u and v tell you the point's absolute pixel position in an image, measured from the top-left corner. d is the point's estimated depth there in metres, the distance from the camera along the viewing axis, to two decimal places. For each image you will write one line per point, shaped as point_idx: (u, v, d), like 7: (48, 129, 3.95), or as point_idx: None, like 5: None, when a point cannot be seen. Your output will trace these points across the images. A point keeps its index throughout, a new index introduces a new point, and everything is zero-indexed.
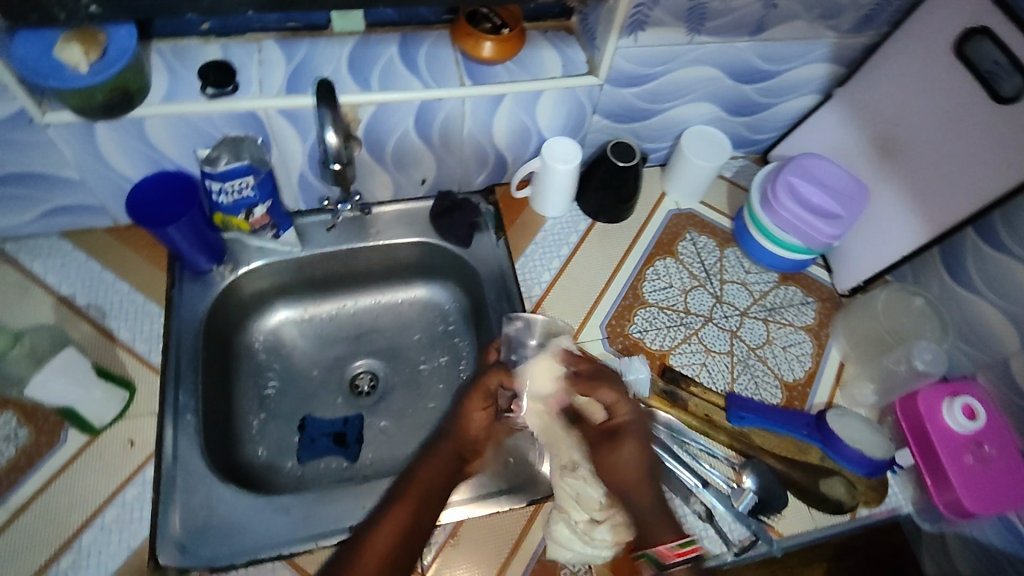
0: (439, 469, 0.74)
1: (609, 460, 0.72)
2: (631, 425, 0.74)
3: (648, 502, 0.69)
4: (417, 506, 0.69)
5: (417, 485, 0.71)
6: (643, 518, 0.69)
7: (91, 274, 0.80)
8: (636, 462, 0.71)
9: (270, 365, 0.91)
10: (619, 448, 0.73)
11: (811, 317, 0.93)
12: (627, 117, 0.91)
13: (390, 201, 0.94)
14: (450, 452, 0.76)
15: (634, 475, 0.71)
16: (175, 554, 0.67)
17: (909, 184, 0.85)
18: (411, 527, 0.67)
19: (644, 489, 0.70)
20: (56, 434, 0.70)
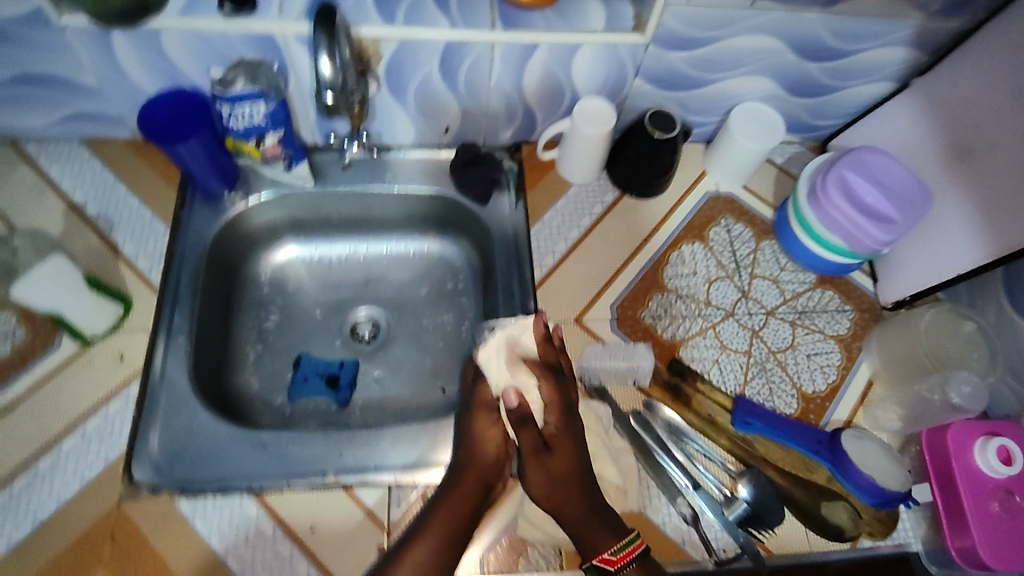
0: (462, 502, 0.65)
1: (536, 466, 0.66)
2: (560, 430, 0.67)
3: (581, 507, 0.65)
4: (439, 546, 0.62)
5: (439, 520, 0.64)
6: (576, 527, 0.64)
7: (104, 184, 0.80)
8: (569, 465, 0.66)
9: (274, 299, 0.91)
10: (556, 454, 0.66)
11: (845, 326, 0.85)
12: (674, 84, 0.84)
13: (412, 147, 0.90)
14: (470, 488, 0.66)
15: (564, 479, 0.66)
16: (150, 472, 0.67)
17: (974, 198, 0.76)
18: (435, 573, 0.60)
19: (575, 497, 0.65)
20: (51, 338, 0.72)
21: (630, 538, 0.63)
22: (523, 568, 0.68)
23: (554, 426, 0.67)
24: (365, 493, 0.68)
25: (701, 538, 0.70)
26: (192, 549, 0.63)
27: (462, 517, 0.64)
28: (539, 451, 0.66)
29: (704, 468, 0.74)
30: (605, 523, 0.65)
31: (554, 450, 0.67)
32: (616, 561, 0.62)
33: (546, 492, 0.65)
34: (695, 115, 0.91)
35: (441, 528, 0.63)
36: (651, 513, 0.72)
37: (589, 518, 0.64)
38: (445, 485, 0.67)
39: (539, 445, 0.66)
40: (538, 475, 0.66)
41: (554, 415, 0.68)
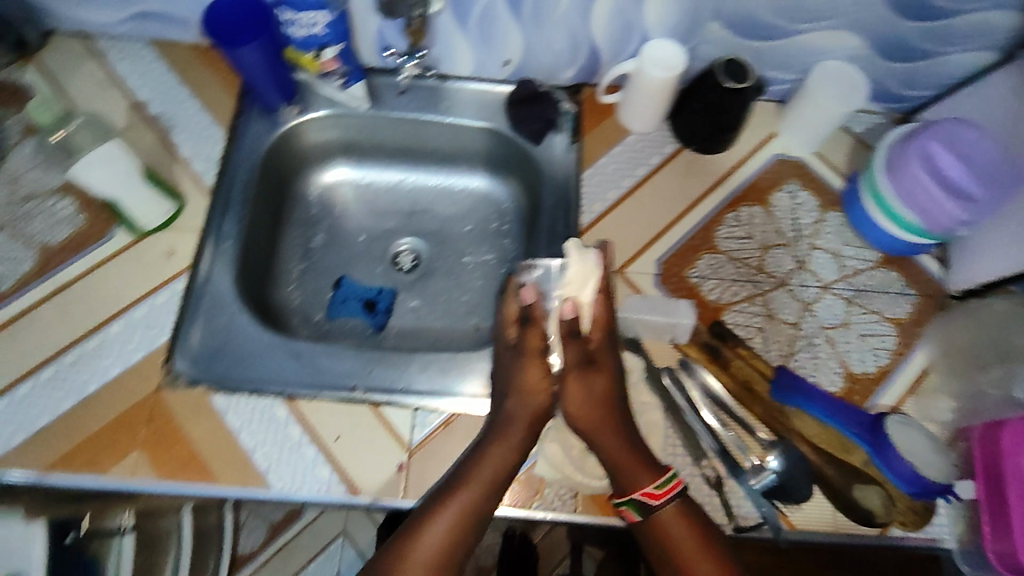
0: (509, 456, 0.64)
1: (577, 386, 0.67)
2: (602, 346, 0.68)
3: (617, 440, 0.66)
4: (480, 494, 0.62)
5: (485, 465, 0.64)
6: (614, 459, 0.65)
7: (168, 86, 0.82)
8: (609, 387, 0.67)
9: (320, 219, 0.91)
10: (596, 371, 0.67)
11: (905, 311, 0.80)
12: (753, 33, 0.80)
13: (470, 79, 0.88)
14: (518, 442, 0.65)
15: (602, 401, 0.67)
16: (189, 364, 0.70)
17: None
18: (472, 523, 0.61)
19: (611, 422, 0.66)
20: (107, 227, 0.74)
21: (668, 477, 0.64)
22: (537, 506, 0.68)
23: (598, 344, 0.68)
24: (390, 411, 0.69)
25: (723, 502, 0.68)
26: (222, 441, 0.66)
27: (504, 471, 0.64)
28: (583, 367, 0.67)
29: (734, 433, 0.72)
30: (640, 458, 0.66)
31: (597, 368, 0.68)
32: (659, 495, 0.63)
33: (585, 414, 0.66)
34: (771, 70, 0.85)
35: (484, 478, 0.63)
36: (673, 472, 0.70)
37: (625, 451, 0.65)
38: (495, 433, 0.66)
39: (583, 361, 0.67)
40: (578, 394, 0.66)
41: (598, 331, 0.68)
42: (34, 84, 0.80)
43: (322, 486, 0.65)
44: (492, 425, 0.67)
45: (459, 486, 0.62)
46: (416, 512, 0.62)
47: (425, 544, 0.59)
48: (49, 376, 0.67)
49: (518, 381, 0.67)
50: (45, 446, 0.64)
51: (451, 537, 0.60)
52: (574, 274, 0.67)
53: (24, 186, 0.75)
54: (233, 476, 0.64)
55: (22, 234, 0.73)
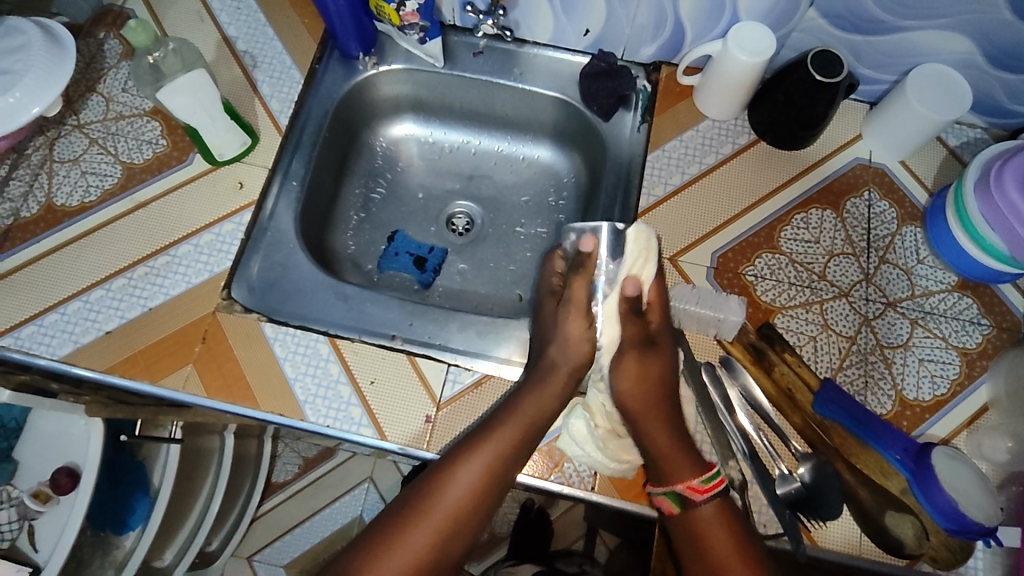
0: (545, 404, 0.66)
1: (634, 364, 0.69)
2: (662, 330, 0.71)
3: (665, 428, 0.67)
4: (519, 435, 0.64)
5: (525, 408, 0.65)
6: (665, 449, 0.66)
7: (256, 24, 0.85)
8: (664, 371, 0.69)
9: (383, 172, 0.93)
10: (654, 354, 0.69)
11: (973, 341, 0.75)
12: (853, 25, 0.75)
13: (546, 46, 0.87)
14: (554, 393, 0.67)
15: (657, 385, 0.68)
16: (245, 293, 0.73)
17: None
18: (504, 467, 0.63)
19: (661, 410, 0.68)
20: (186, 153, 0.78)
21: (713, 474, 0.65)
22: (555, 478, 0.68)
23: (657, 329, 0.71)
24: (425, 362, 0.71)
25: (743, 506, 0.67)
26: (267, 369, 0.69)
27: (544, 414, 0.66)
28: (641, 347, 0.69)
29: (766, 438, 0.70)
30: (688, 451, 0.67)
31: (655, 350, 0.69)
32: (703, 490, 0.64)
33: (636, 396, 0.68)
34: (866, 68, 0.81)
35: (518, 425, 0.64)
36: None
37: (671, 441, 0.67)
38: (532, 381, 0.67)
39: (642, 342, 0.69)
40: (631, 374, 0.68)
41: (659, 317, 0.71)
42: (134, 10, 0.84)
43: (353, 426, 0.67)
44: (529, 376, 0.68)
45: (493, 429, 0.64)
46: (450, 452, 0.64)
47: (457, 484, 0.62)
48: (120, 285, 0.72)
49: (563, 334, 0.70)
50: (108, 349, 0.69)
51: (483, 479, 0.62)
52: (637, 252, 0.70)
53: (116, 106, 0.80)
54: (273, 404, 0.68)
55: (110, 151, 0.78)
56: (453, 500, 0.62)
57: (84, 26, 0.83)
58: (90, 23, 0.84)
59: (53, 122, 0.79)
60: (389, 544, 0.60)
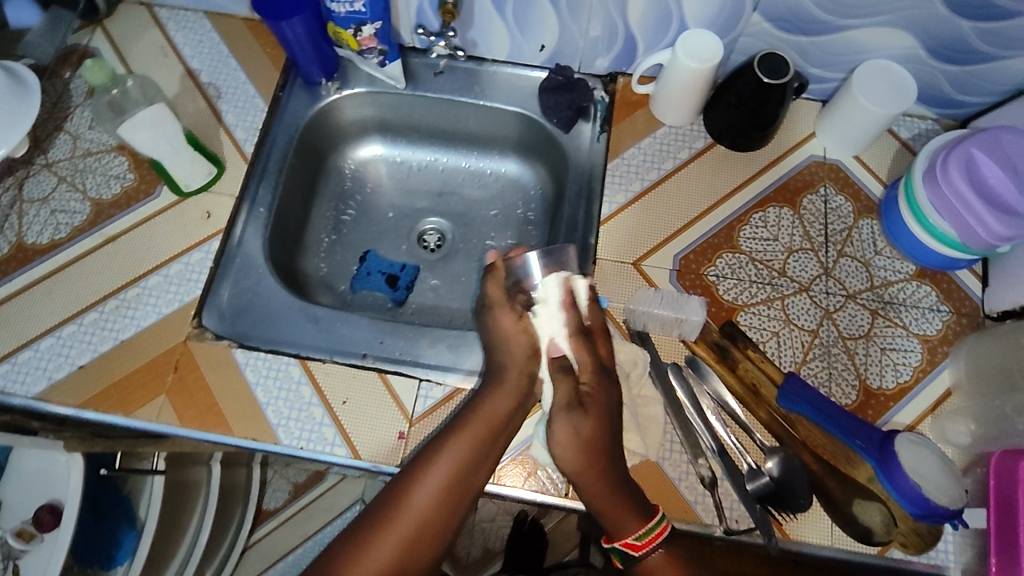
0: (504, 403, 0.68)
1: (566, 427, 0.64)
2: (595, 391, 0.66)
3: (605, 484, 0.64)
4: (480, 438, 0.65)
5: (481, 414, 0.67)
6: (605, 503, 0.64)
7: (219, 56, 0.87)
8: (599, 430, 0.65)
9: (353, 194, 0.95)
10: (585, 413, 0.65)
11: (934, 328, 0.77)
12: (797, 27, 0.77)
13: (505, 63, 0.89)
14: (512, 389, 0.68)
15: (592, 443, 0.64)
16: (216, 320, 0.75)
17: None
18: (471, 472, 0.64)
19: (600, 466, 0.64)
20: (153, 186, 0.80)
21: (654, 525, 0.64)
22: (530, 487, 0.69)
23: (590, 385, 0.66)
24: (397, 380, 0.72)
25: (715, 504, 0.69)
26: (239, 394, 0.70)
27: (504, 416, 0.67)
28: (571, 408, 0.65)
29: (735, 437, 0.72)
30: (631, 504, 0.64)
31: (584, 409, 0.65)
32: (641, 546, 0.64)
33: (571, 457, 0.64)
34: (815, 68, 0.82)
35: (481, 426, 0.66)
36: (669, 468, 0.70)
37: (614, 495, 0.64)
38: (488, 385, 0.70)
39: (573, 404, 0.65)
40: (565, 434, 0.64)
41: (588, 372, 0.67)
42: (99, 48, 0.86)
43: (326, 447, 0.68)
44: (487, 379, 0.70)
45: (455, 433, 0.66)
46: (415, 460, 0.65)
47: (424, 491, 0.63)
48: (92, 319, 0.73)
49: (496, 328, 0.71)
50: (81, 385, 0.70)
51: (450, 484, 0.63)
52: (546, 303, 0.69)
53: (83, 143, 0.82)
54: (246, 429, 0.69)
55: (79, 188, 0.79)
56: (419, 509, 0.62)
57: (49, 66, 0.85)
58: (55, 63, 0.85)
59: (21, 162, 0.80)
60: (353, 563, 0.60)
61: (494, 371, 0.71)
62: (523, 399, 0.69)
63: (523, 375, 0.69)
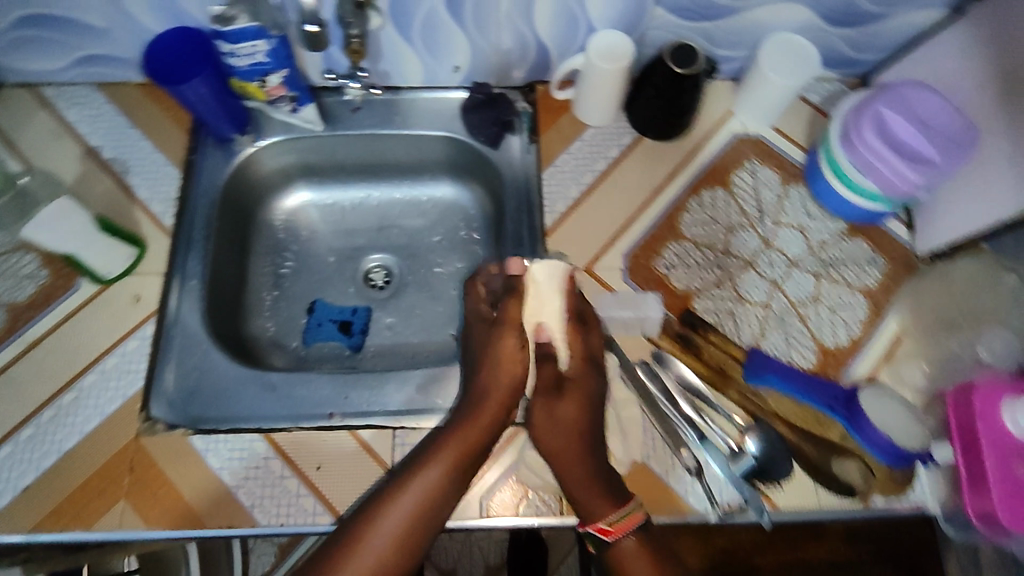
0: (481, 428, 0.66)
1: (542, 408, 0.69)
2: (578, 378, 0.69)
3: (581, 468, 0.66)
4: (456, 465, 0.64)
5: (459, 439, 0.66)
6: (578, 489, 0.65)
7: (119, 127, 0.82)
8: (576, 414, 0.68)
9: (288, 245, 0.91)
10: (563, 399, 0.69)
11: (874, 278, 0.80)
12: (699, 13, 0.78)
13: (422, 88, 0.87)
14: (490, 413, 0.67)
15: (572, 429, 0.68)
16: (166, 408, 0.71)
17: (1008, 146, 0.68)
18: (442, 496, 0.63)
19: (580, 453, 0.67)
20: (71, 279, 0.74)
21: (627, 511, 0.64)
22: (524, 512, 0.69)
23: (574, 372, 0.70)
24: (370, 436, 0.70)
25: (705, 490, 0.70)
26: (205, 482, 0.67)
27: (480, 441, 0.66)
28: (550, 393, 0.69)
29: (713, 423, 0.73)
30: (605, 490, 0.65)
31: (565, 396, 0.69)
32: (613, 531, 0.63)
33: (551, 441, 0.68)
34: (723, 49, 0.84)
35: (456, 454, 0.65)
36: (654, 464, 0.72)
37: (589, 483, 0.65)
38: (465, 409, 0.68)
39: (552, 386, 0.69)
40: (542, 417, 0.69)
41: (576, 360, 0.70)
42: None
43: (307, 517, 0.66)
44: (462, 406, 0.69)
45: (429, 459, 0.64)
46: (381, 489, 0.64)
47: (390, 517, 0.61)
48: (28, 436, 0.67)
49: (491, 348, 0.70)
50: (32, 506, 0.65)
51: (419, 512, 0.62)
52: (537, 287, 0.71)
53: None
54: (218, 516, 0.65)
55: None
56: (385, 538, 0.61)
57: None
58: None
59: None
60: None
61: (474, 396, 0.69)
62: (499, 425, 0.68)
63: (504, 396, 0.68)
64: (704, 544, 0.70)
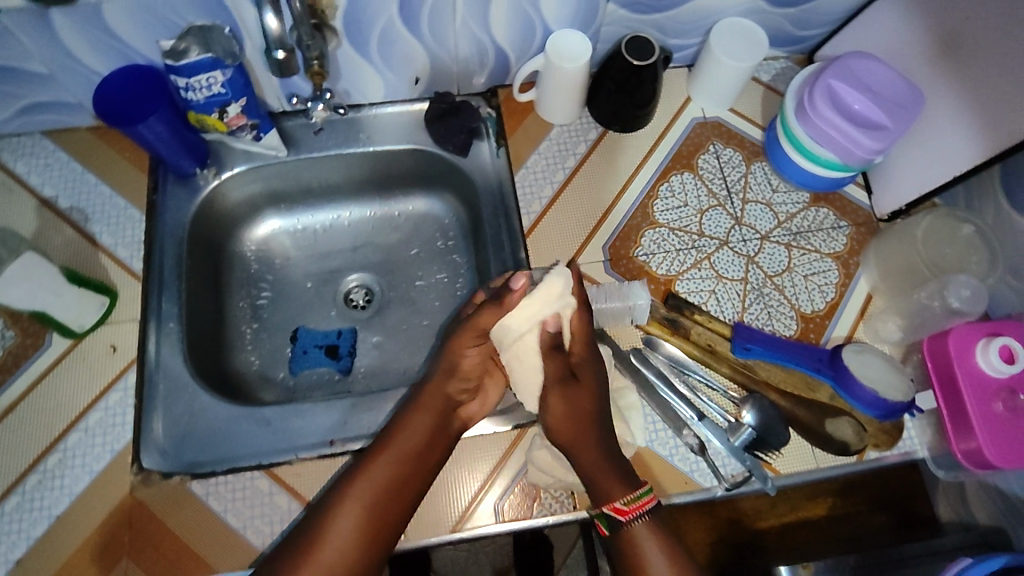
0: (423, 420, 0.67)
1: (559, 399, 0.67)
2: (584, 362, 0.69)
3: (596, 452, 0.66)
4: (402, 457, 0.65)
5: (403, 432, 0.66)
6: (595, 471, 0.66)
7: (74, 175, 0.79)
8: (591, 399, 0.68)
9: (263, 275, 0.89)
10: (577, 386, 0.68)
11: (841, 243, 0.84)
12: (649, 7, 0.80)
13: (383, 103, 0.86)
14: (432, 407, 0.68)
15: (584, 415, 0.67)
16: (158, 458, 0.68)
17: (956, 102, 0.73)
18: (393, 487, 0.63)
19: (590, 436, 0.66)
20: (41, 336, 0.72)
21: (643, 492, 0.64)
22: (538, 512, 0.69)
23: (579, 358, 0.69)
24: None
25: (709, 466, 0.72)
26: (209, 527, 0.66)
27: (423, 431, 0.67)
28: (564, 381, 0.68)
29: (710, 399, 0.76)
30: (619, 472, 0.66)
31: (578, 382, 0.68)
32: (628, 511, 0.63)
33: (563, 426, 0.67)
34: (675, 39, 0.86)
35: (401, 449, 0.65)
36: (658, 447, 0.73)
37: (602, 464, 0.66)
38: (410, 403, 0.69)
39: (565, 375, 0.68)
40: (558, 406, 0.67)
41: (579, 347, 0.68)
42: None
43: None
44: (406, 401, 0.70)
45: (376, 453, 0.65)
46: (334, 488, 0.64)
47: (345, 515, 0.61)
48: (14, 504, 0.65)
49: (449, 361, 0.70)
50: None
51: (372, 503, 0.62)
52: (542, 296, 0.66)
53: None
54: (228, 559, 0.65)
55: None
56: (335, 539, 0.60)
57: None
58: None
59: None
60: None
61: (415, 393, 0.70)
62: (443, 417, 0.68)
63: (440, 394, 0.69)
64: (709, 518, 0.72)
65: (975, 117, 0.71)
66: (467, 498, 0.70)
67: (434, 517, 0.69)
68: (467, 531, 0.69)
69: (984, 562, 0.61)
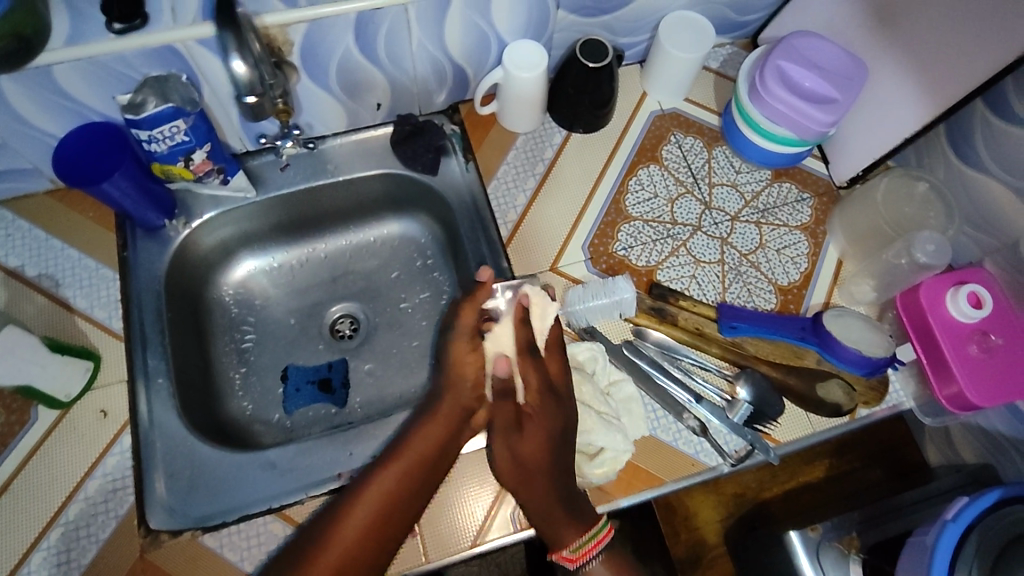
0: (436, 433, 0.67)
1: (503, 447, 0.67)
2: (538, 412, 0.67)
3: (537, 501, 0.64)
4: (413, 466, 0.65)
5: (417, 443, 0.66)
6: (538, 521, 0.64)
7: (38, 242, 0.78)
8: (537, 447, 0.66)
9: (245, 318, 0.87)
10: (523, 433, 0.67)
11: (807, 215, 0.87)
12: (597, 9, 0.82)
13: (347, 131, 0.86)
14: (444, 419, 0.68)
15: (525, 464, 0.65)
16: (165, 517, 0.67)
17: (898, 70, 0.78)
18: (402, 498, 0.63)
19: (534, 483, 0.65)
20: (26, 412, 0.70)
21: (597, 531, 0.65)
22: None
23: (534, 405, 0.68)
24: None
25: (713, 445, 0.74)
26: None
27: (437, 443, 0.67)
28: (511, 430, 0.68)
29: (705, 380, 0.78)
30: (568, 518, 0.64)
31: (525, 431, 0.67)
32: (576, 558, 0.64)
33: (506, 471, 0.66)
34: (624, 38, 0.89)
35: (413, 457, 0.65)
36: (662, 434, 0.75)
37: (546, 512, 0.64)
38: (423, 417, 0.69)
39: (512, 425, 0.68)
40: (502, 454, 0.67)
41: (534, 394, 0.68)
42: None
43: None
44: (421, 411, 0.70)
45: (388, 462, 0.65)
46: (344, 495, 0.64)
47: (349, 524, 0.61)
48: None
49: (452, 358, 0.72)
50: None
51: (378, 512, 0.62)
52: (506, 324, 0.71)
53: None
54: None
55: None
56: (338, 548, 0.61)
57: None
58: None
59: None
60: None
61: (428, 407, 0.70)
62: (457, 429, 0.68)
63: (455, 406, 0.69)
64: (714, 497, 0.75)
65: (919, 80, 0.75)
66: (482, 512, 0.70)
67: (452, 536, 0.69)
68: (487, 544, 0.69)
69: (982, 499, 0.60)
